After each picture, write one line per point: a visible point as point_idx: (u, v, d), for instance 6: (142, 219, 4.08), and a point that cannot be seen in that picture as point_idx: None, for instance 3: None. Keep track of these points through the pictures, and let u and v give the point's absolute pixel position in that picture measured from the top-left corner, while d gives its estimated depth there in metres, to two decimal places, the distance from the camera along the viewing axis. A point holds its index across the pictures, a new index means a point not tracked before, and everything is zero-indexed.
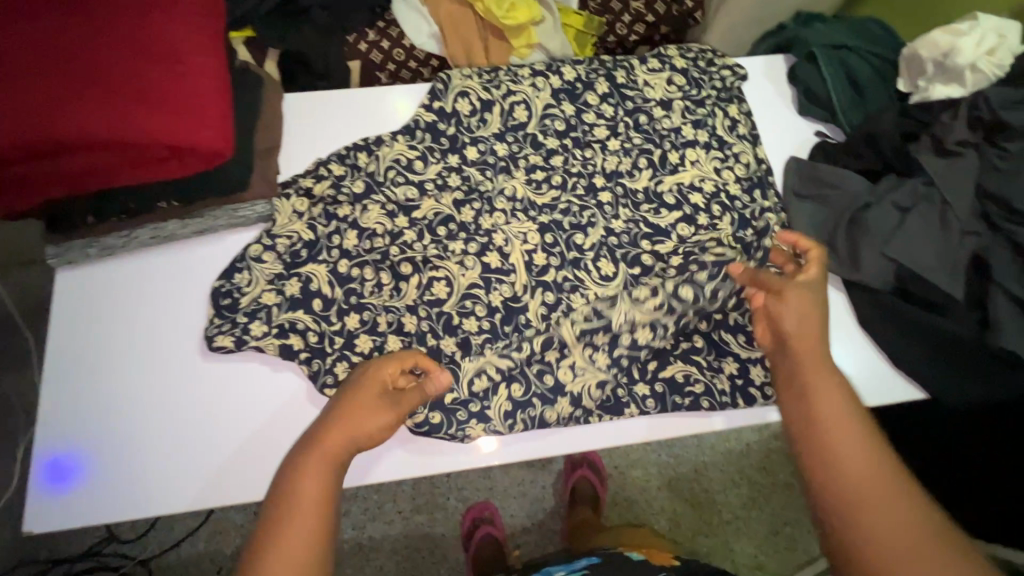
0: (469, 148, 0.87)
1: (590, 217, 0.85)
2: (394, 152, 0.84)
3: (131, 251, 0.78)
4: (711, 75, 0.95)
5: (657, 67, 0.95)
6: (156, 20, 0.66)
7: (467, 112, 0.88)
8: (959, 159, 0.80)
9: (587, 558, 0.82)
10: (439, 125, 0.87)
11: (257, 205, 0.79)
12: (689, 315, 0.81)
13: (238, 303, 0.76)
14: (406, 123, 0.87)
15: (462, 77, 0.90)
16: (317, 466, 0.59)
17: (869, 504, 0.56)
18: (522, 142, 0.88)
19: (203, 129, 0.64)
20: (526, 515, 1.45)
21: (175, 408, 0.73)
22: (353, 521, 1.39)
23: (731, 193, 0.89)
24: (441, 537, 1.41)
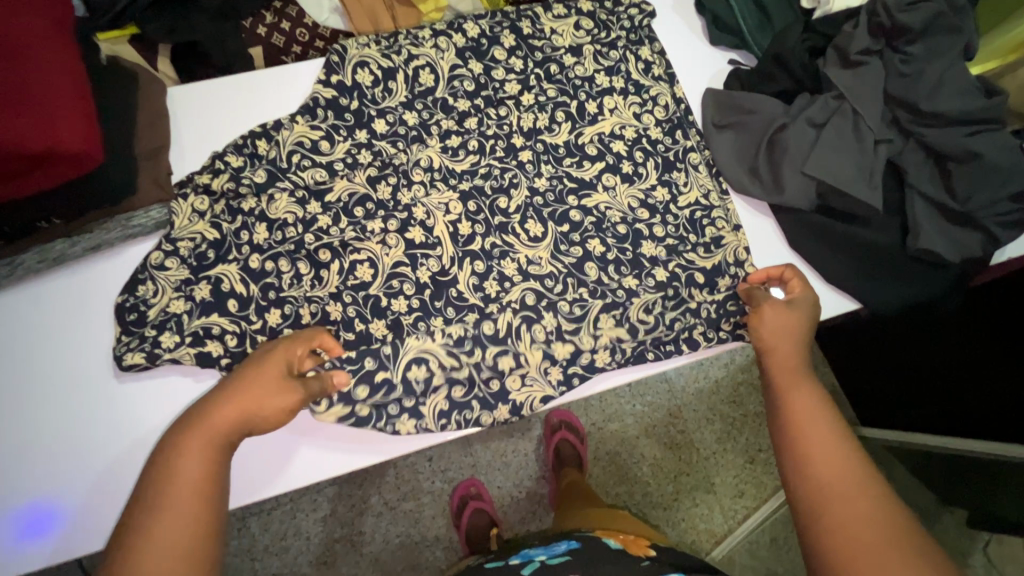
0: (377, 121, 0.82)
1: (512, 177, 0.83)
2: (295, 135, 0.79)
3: (21, 281, 0.71)
4: (619, 15, 0.91)
5: (563, 13, 0.90)
6: None
7: (369, 83, 0.83)
8: (863, 68, 0.79)
9: (567, 542, 0.83)
10: (340, 100, 0.81)
11: (151, 211, 0.74)
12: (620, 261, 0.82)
13: (145, 316, 0.72)
14: (305, 103, 0.81)
15: (358, 46, 0.83)
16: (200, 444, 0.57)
17: (837, 504, 0.54)
18: (432, 109, 0.84)
19: (60, 130, 0.58)
20: (512, 485, 1.46)
21: (103, 437, 0.70)
22: (339, 521, 1.38)
23: (653, 137, 0.87)
24: (429, 519, 1.41)
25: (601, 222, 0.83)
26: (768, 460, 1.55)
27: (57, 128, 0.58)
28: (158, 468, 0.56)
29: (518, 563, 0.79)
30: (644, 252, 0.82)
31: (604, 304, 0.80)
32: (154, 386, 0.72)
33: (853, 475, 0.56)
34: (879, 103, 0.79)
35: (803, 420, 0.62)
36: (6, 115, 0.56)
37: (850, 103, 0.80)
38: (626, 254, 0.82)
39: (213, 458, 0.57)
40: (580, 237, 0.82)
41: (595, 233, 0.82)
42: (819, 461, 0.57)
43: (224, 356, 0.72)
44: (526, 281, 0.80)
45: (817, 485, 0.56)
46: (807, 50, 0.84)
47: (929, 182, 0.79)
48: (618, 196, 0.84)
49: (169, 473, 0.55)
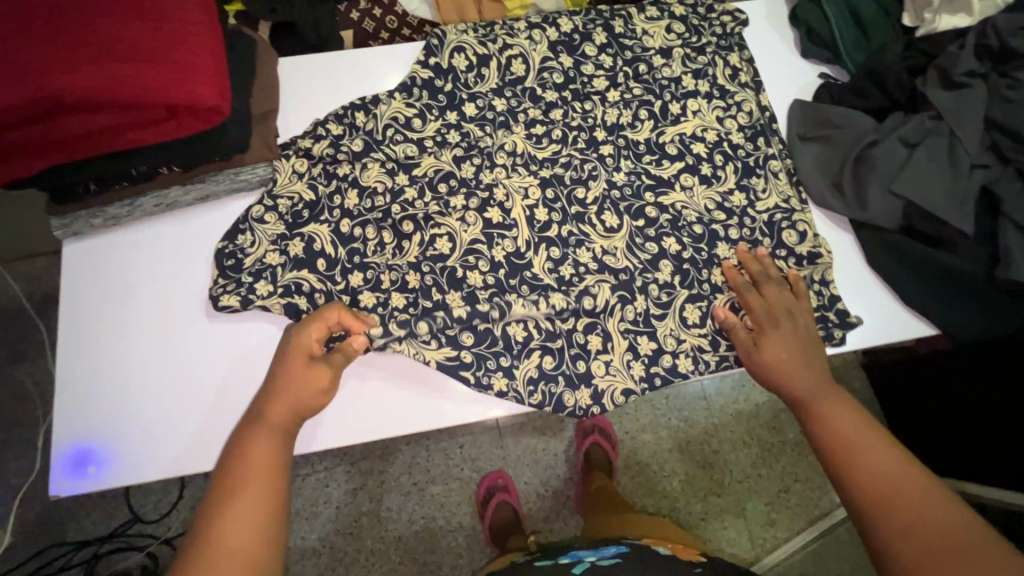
0: (468, 104, 0.85)
1: (592, 169, 0.85)
2: (391, 110, 0.83)
3: (135, 220, 0.78)
4: (711, 22, 0.92)
5: (655, 16, 0.91)
6: None
7: (464, 68, 0.86)
8: (966, 90, 0.77)
9: (615, 547, 0.83)
10: (436, 82, 0.85)
11: (257, 168, 0.79)
12: (692, 260, 0.82)
13: (242, 264, 0.77)
14: (403, 82, 0.85)
15: (457, 32, 0.87)
16: (262, 454, 0.63)
17: (887, 497, 0.58)
18: (521, 97, 0.87)
19: (198, 84, 0.63)
20: (540, 482, 1.47)
21: (194, 370, 0.75)
22: (369, 494, 1.42)
23: (734, 141, 0.87)
24: (456, 504, 1.43)
25: (676, 220, 0.83)
26: (804, 492, 1.51)
27: (195, 81, 0.63)
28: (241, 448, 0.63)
29: (568, 563, 0.79)
30: (717, 254, 0.83)
31: (694, 306, 0.81)
32: (240, 333, 0.77)
33: (904, 479, 0.59)
34: (979, 128, 0.77)
35: (843, 437, 0.65)
36: (157, 68, 0.62)
37: (949, 126, 0.78)
38: (700, 254, 0.83)
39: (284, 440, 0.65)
40: (654, 233, 0.83)
41: (669, 232, 0.83)
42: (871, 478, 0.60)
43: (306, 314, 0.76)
44: (596, 273, 0.81)
45: (880, 502, 0.58)
46: (907, 68, 0.82)
47: None
48: (694, 196, 0.85)
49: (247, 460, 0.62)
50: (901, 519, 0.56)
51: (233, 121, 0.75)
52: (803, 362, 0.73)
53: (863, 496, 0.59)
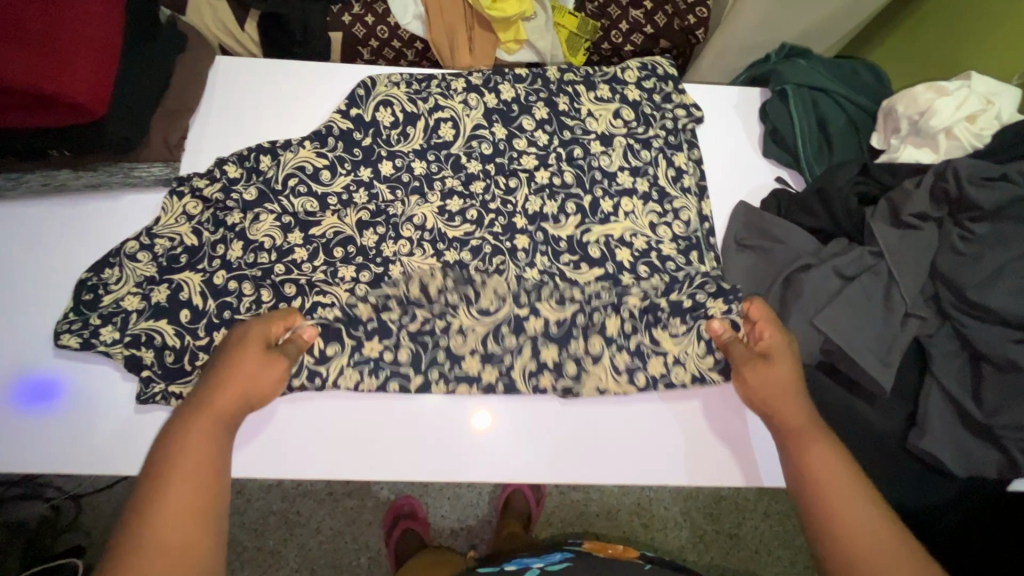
0: (384, 162, 0.78)
1: (500, 265, 0.74)
2: (299, 159, 0.76)
3: (22, 195, 0.75)
4: (664, 113, 0.85)
5: (606, 97, 0.84)
6: None
7: (387, 123, 0.79)
8: (914, 233, 0.70)
9: (560, 553, 0.78)
10: (355, 134, 0.79)
11: (154, 166, 0.76)
12: (602, 377, 0.72)
13: (99, 301, 0.70)
14: (319, 130, 0.79)
15: (387, 85, 0.81)
16: (201, 433, 0.56)
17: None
18: (443, 163, 0.79)
19: (70, 77, 0.58)
20: (457, 517, 1.33)
21: (36, 361, 0.71)
22: (282, 492, 1.31)
23: (665, 252, 0.77)
24: (368, 523, 1.31)
25: (588, 323, 0.73)
26: None
27: (68, 73, 0.58)
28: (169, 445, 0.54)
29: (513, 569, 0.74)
30: (624, 366, 0.72)
31: None
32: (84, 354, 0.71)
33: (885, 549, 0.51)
34: (920, 275, 0.70)
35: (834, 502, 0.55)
36: (28, 51, 0.57)
37: (887, 266, 0.71)
38: (607, 392, 0.72)
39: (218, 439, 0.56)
40: (560, 331, 0.73)
41: (572, 354, 0.72)
42: (854, 534, 0.52)
43: (151, 372, 0.69)
44: (476, 387, 0.71)
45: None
46: (857, 194, 0.75)
47: (956, 377, 0.69)
48: (624, 312, 0.74)
49: (175, 462, 0.53)
50: None
51: (121, 121, 0.69)
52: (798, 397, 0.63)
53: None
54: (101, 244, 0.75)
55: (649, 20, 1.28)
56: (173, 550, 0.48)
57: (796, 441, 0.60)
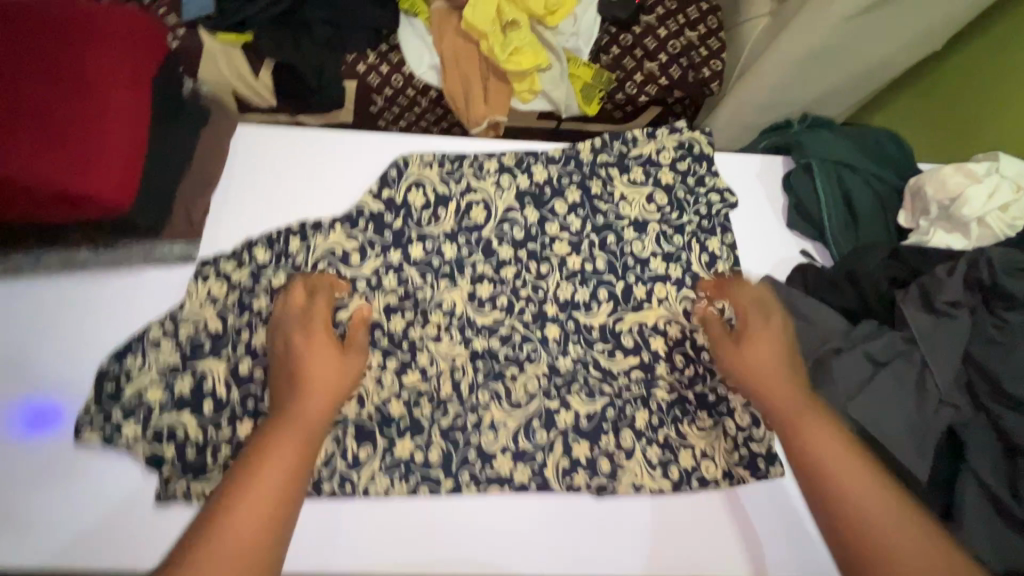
0: (415, 245, 0.80)
1: (531, 351, 0.76)
2: (329, 242, 0.78)
3: (41, 274, 0.74)
4: (698, 197, 0.85)
5: (639, 179, 0.85)
6: (87, 52, 0.61)
7: (419, 204, 0.81)
8: (947, 321, 0.69)
9: None
10: (385, 216, 0.80)
11: (175, 246, 0.75)
12: (638, 473, 0.71)
13: (121, 391, 0.69)
14: (350, 211, 0.80)
15: (421, 164, 0.83)
16: (282, 427, 0.57)
17: (888, 528, 0.51)
18: (473, 246, 0.81)
19: (96, 176, 0.57)
20: None
21: (51, 454, 0.68)
22: None
23: (698, 340, 0.79)
24: None
25: (619, 416, 0.74)
26: None
27: (95, 172, 0.57)
28: (254, 449, 0.56)
29: None
30: (652, 455, 0.72)
31: None
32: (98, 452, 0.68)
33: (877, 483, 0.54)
34: (955, 362, 0.69)
35: (826, 452, 0.57)
36: (55, 149, 0.56)
37: (922, 352, 0.70)
38: (643, 488, 0.71)
39: (306, 446, 0.57)
40: (591, 425, 0.73)
41: (605, 450, 0.72)
42: (857, 514, 0.53)
43: (171, 469, 0.67)
44: (508, 486, 0.70)
45: (856, 528, 0.53)
46: (887, 278, 0.75)
47: (992, 468, 0.67)
48: (653, 404, 0.75)
49: (258, 457, 0.54)
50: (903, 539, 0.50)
51: (146, 209, 0.68)
52: (780, 360, 0.67)
53: (857, 527, 0.52)
54: (124, 325, 0.74)
55: (664, 72, 1.28)
56: (260, 508, 0.51)
57: (791, 423, 0.61)
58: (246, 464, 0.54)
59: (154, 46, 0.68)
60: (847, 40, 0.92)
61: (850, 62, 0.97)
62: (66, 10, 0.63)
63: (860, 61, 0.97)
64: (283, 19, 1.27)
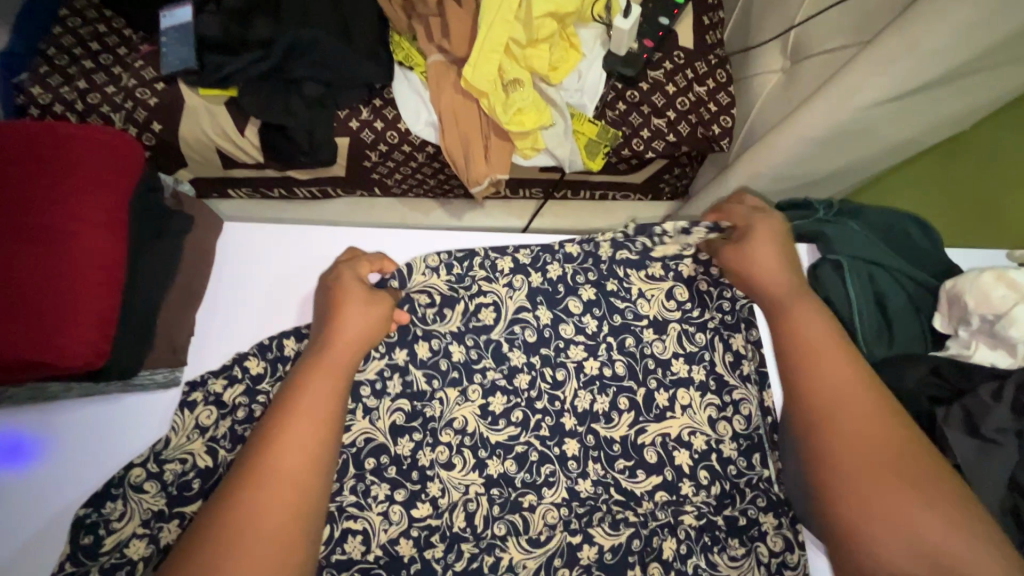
0: (421, 343, 0.73)
1: (550, 474, 0.71)
2: None
3: (11, 406, 0.67)
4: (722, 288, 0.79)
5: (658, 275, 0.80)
6: (54, 193, 0.54)
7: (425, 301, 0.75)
8: (994, 448, 0.65)
9: None
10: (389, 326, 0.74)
11: (156, 372, 0.68)
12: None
13: (100, 544, 0.61)
14: None
15: (424, 271, 0.75)
16: (301, 425, 0.59)
17: (873, 498, 0.57)
18: (483, 348, 0.75)
19: (63, 338, 0.51)
20: None
21: None
22: None
23: (726, 454, 0.73)
24: None
25: (646, 548, 0.68)
26: None
27: (61, 334, 0.51)
28: (273, 445, 0.57)
29: None
30: None
31: None
32: None
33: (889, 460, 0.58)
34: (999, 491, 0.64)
35: (837, 432, 0.61)
36: (22, 317, 0.51)
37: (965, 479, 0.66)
38: None
39: (321, 436, 0.59)
40: (615, 560, 0.67)
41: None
42: (854, 490, 0.58)
43: None
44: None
45: (854, 496, 0.58)
46: (927, 395, 0.70)
47: None
48: (681, 532, 0.69)
49: (280, 458, 0.57)
50: (897, 513, 0.56)
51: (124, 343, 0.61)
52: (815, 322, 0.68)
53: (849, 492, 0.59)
54: (104, 461, 0.67)
55: (672, 129, 1.23)
56: (283, 521, 0.54)
57: (807, 368, 0.65)
58: (255, 464, 0.56)
59: (129, 161, 0.60)
60: (873, 124, 0.88)
61: (875, 139, 0.92)
62: (36, 140, 0.57)
63: (885, 140, 0.92)
64: (270, 75, 1.19)
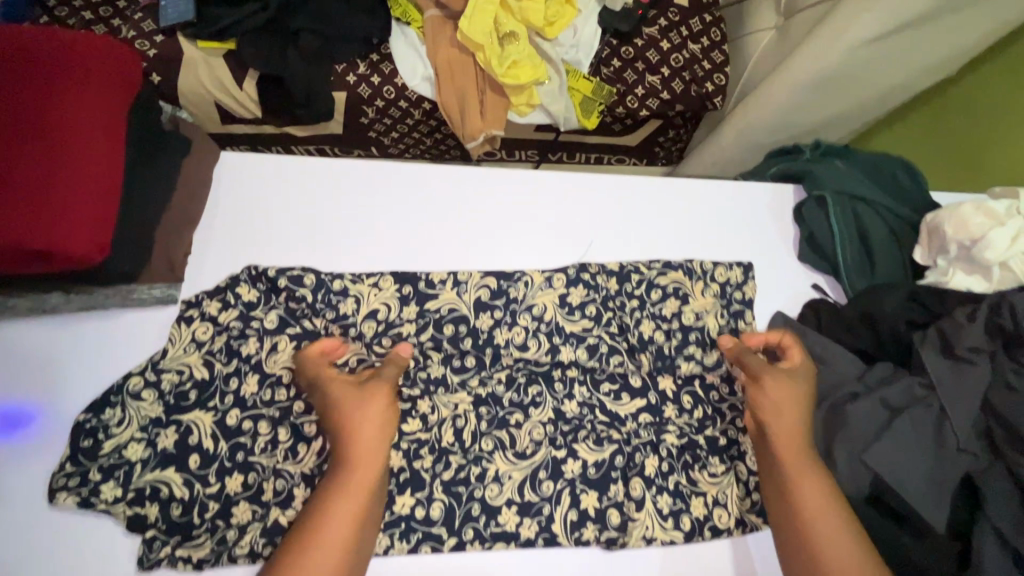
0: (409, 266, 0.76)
1: (536, 395, 0.72)
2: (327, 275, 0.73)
3: (8, 319, 0.69)
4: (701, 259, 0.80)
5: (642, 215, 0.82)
6: (54, 92, 0.56)
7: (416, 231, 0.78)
8: (967, 368, 0.67)
9: None
10: (382, 254, 0.77)
11: (155, 288, 0.70)
12: (648, 524, 0.68)
13: (99, 448, 0.63)
14: (349, 244, 0.77)
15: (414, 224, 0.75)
16: (337, 524, 0.59)
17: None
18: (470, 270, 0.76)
19: (64, 228, 0.52)
20: None
21: (22, 519, 0.63)
22: None
23: (708, 380, 0.75)
24: None
25: (628, 464, 0.71)
26: None
27: (62, 223, 0.52)
28: (303, 543, 0.58)
29: None
30: (661, 504, 0.69)
31: None
32: (70, 517, 0.64)
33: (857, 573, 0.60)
34: (974, 410, 0.67)
35: (812, 528, 0.62)
36: (20, 205, 0.51)
37: (939, 400, 0.68)
38: (654, 540, 0.68)
39: (356, 524, 0.60)
40: (598, 474, 0.69)
41: (613, 500, 0.69)
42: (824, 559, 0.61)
43: (156, 530, 0.63)
44: (514, 543, 0.67)
45: None
46: (905, 320, 0.72)
47: (1011, 519, 0.63)
48: (663, 450, 0.71)
49: (313, 548, 0.58)
50: None
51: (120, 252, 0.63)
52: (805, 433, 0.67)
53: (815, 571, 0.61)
54: (100, 374, 0.68)
55: (665, 86, 1.24)
56: None
57: (795, 493, 0.64)
58: (289, 558, 0.57)
59: (129, 78, 0.62)
60: (858, 67, 0.90)
61: (862, 84, 0.94)
62: (36, 43, 0.57)
63: (871, 84, 0.94)
64: (266, 27, 1.19)
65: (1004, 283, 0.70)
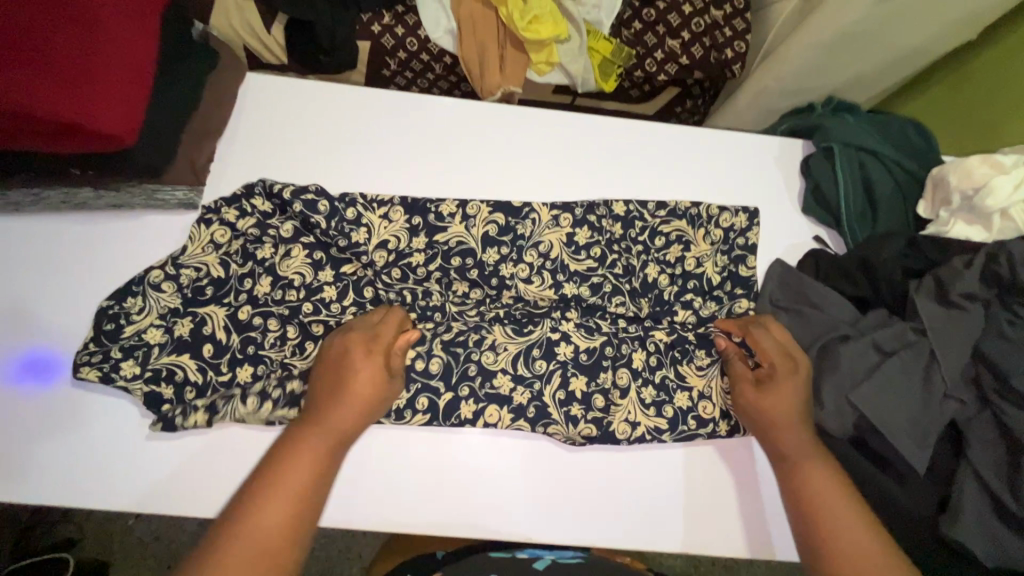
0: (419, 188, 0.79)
1: (535, 317, 0.74)
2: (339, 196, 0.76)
3: (42, 211, 0.73)
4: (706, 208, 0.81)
5: None
6: None
7: (431, 156, 0.81)
8: (960, 314, 0.68)
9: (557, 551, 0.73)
10: (395, 175, 0.79)
11: (178, 190, 0.74)
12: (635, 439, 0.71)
13: (120, 331, 0.67)
14: (366, 165, 0.79)
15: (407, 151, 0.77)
16: (307, 462, 0.58)
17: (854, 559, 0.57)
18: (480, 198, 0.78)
19: (97, 102, 0.56)
20: None
21: (48, 392, 0.68)
22: None
23: (705, 316, 0.77)
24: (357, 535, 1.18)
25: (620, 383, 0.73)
26: None
27: (93, 99, 0.56)
28: (272, 473, 0.56)
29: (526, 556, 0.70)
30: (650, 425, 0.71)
31: None
32: (92, 392, 0.68)
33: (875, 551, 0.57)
34: (964, 357, 0.67)
35: (817, 509, 0.61)
36: (58, 73, 0.55)
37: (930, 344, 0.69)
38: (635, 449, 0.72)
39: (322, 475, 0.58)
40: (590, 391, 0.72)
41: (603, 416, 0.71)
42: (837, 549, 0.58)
43: (171, 408, 0.67)
44: None
45: None
46: (900, 267, 0.74)
47: (989, 460, 0.64)
48: (655, 374, 0.73)
49: (281, 484, 0.56)
50: None
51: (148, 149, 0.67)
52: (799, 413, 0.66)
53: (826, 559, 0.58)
54: (124, 268, 0.73)
55: (685, 52, 1.25)
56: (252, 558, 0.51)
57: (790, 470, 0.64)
58: (259, 481, 0.56)
59: None
60: (878, 28, 0.90)
61: (880, 47, 0.95)
62: None
63: (890, 47, 0.95)
64: None
65: (1005, 234, 0.70)
